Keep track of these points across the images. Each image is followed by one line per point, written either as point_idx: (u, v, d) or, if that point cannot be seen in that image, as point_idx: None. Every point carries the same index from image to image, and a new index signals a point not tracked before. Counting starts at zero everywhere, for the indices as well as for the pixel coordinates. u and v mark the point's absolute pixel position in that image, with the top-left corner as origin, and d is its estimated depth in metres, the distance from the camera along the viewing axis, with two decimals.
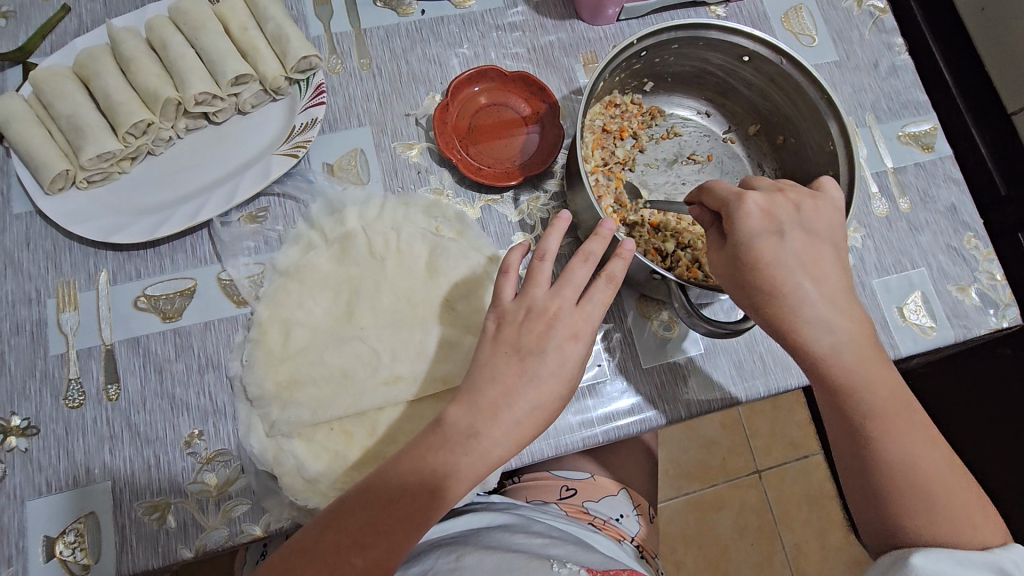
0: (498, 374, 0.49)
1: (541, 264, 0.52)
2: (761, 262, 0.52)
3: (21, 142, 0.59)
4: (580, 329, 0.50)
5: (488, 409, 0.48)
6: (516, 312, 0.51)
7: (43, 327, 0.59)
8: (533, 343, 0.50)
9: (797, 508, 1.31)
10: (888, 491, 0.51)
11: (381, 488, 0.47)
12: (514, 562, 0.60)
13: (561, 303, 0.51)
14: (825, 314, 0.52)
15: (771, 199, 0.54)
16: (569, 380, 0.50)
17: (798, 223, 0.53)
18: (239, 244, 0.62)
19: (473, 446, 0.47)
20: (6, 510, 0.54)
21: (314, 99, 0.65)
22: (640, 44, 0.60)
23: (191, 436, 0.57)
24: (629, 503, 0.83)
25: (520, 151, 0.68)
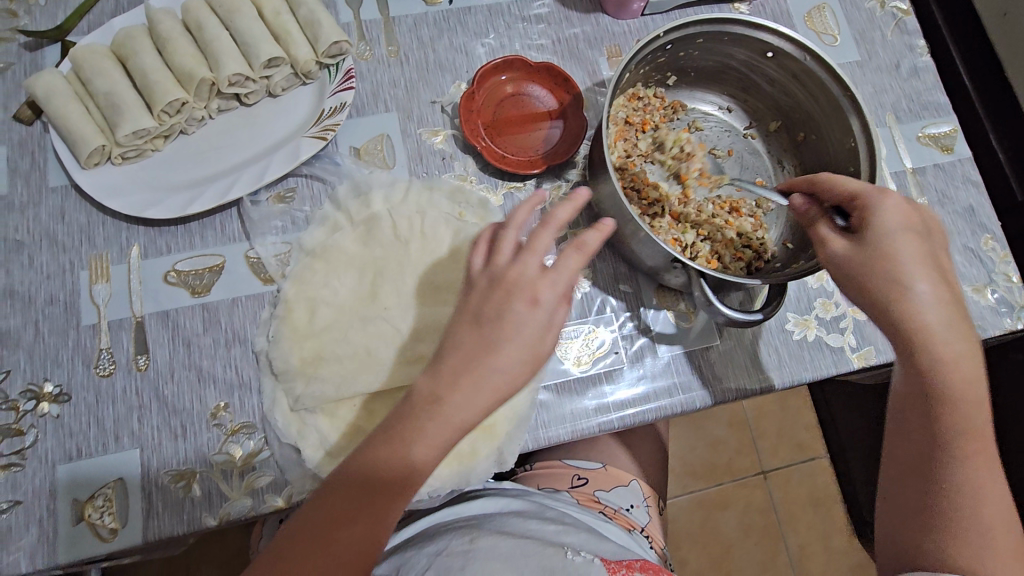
0: (457, 342, 0.48)
1: (506, 233, 0.50)
2: (896, 259, 0.52)
3: (60, 118, 0.60)
4: (540, 294, 0.47)
5: (448, 377, 0.47)
6: (481, 279, 0.49)
7: (75, 298, 0.60)
8: (491, 310, 0.48)
9: (802, 509, 1.32)
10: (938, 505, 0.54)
11: (365, 469, 0.47)
12: (528, 547, 0.61)
13: (521, 270, 0.48)
14: (947, 319, 0.53)
15: (910, 204, 0.54)
16: (533, 347, 0.48)
17: (931, 233, 0.54)
18: (268, 223, 0.64)
19: (439, 419, 0.47)
20: (38, 473, 0.55)
21: (343, 85, 0.66)
22: (666, 37, 0.61)
23: (217, 408, 0.59)
24: (641, 495, 0.84)
25: (543, 141, 0.69)
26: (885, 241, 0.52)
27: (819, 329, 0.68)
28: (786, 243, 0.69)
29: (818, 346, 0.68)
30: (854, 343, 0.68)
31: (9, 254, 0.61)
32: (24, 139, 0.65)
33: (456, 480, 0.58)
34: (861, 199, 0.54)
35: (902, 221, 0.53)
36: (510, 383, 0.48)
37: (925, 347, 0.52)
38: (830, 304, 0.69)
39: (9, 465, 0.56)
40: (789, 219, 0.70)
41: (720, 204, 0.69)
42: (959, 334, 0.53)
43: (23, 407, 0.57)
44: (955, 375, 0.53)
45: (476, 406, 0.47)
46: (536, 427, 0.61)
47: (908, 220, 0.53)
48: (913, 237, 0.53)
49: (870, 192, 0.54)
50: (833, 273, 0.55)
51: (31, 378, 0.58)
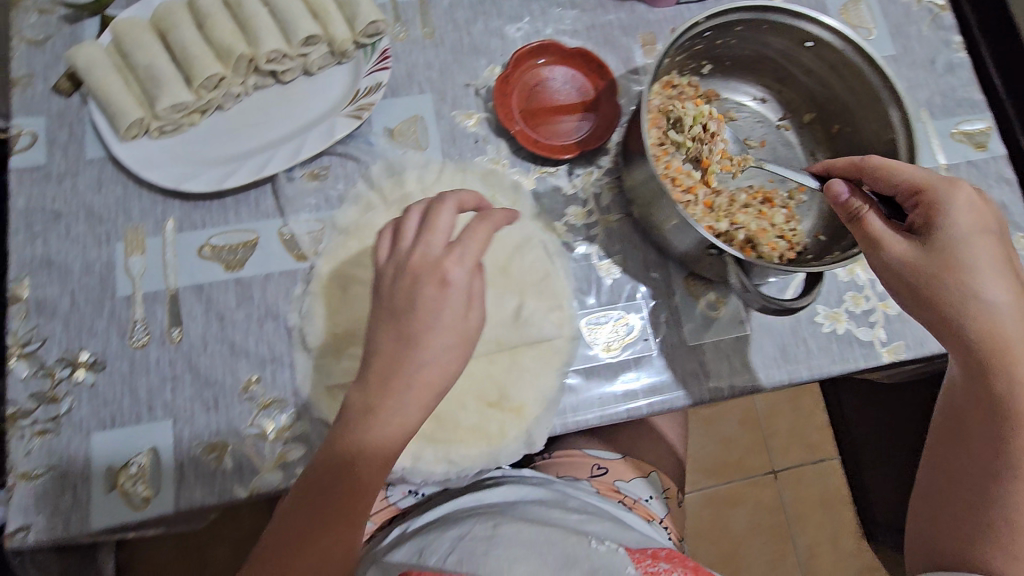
0: (376, 338, 0.48)
1: (406, 222, 0.51)
2: (964, 261, 0.51)
3: (101, 90, 0.61)
4: (448, 273, 0.48)
5: (377, 384, 0.47)
6: (387, 273, 0.50)
7: (111, 268, 0.61)
8: (404, 301, 0.48)
9: (812, 509, 1.31)
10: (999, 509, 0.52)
11: (326, 476, 0.48)
12: (552, 534, 0.60)
13: (425, 253, 0.49)
14: (1023, 321, 0.51)
15: (983, 202, 0.52)
16: (456, 328, 0.49)
17: (1003, 234, 0.53)
18: (302, 200, 0.64)
19: (378, 428, 0.47)
20: (72, 440, 0.56)
21: (378, 65, 0.66)
22: (706, 24, 0.61)
23: (249, 381, 0.59)
24: (659, 486, 0.84)
25: (577, 127, 0.69)
26: (954, 236, 0.51)
27: (849, 323, 0.68)
28: (818, 235, 0.68)
29: (848, 339, 0.67)
30: (884, 337, 0.68)
31: (47, 224, 0.62)
32: (63, 111, 0.65)
33: (485, 460, 0.58)
34: (929, 197, 0.52)
35: (974, 215, 0.51)
36: (442, 373, 0.48)
37: (996, 348, 0.51)
38: (860, 297, 0.69)
39: (44, 431, 0.56)
40: (822, 212, 0.70)
41: (753, 194, 0.68)
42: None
43: (58, 374, 0.58)
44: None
45: (415, 403, 0.47)
46: (564, 412, 0.61)
47: (980, 215, 0.52)
48: (986, 233, 0.52)
49: (941, 185, 0.52)
50: (893, 275, 0.53)
51: (67, 347, 0.59)
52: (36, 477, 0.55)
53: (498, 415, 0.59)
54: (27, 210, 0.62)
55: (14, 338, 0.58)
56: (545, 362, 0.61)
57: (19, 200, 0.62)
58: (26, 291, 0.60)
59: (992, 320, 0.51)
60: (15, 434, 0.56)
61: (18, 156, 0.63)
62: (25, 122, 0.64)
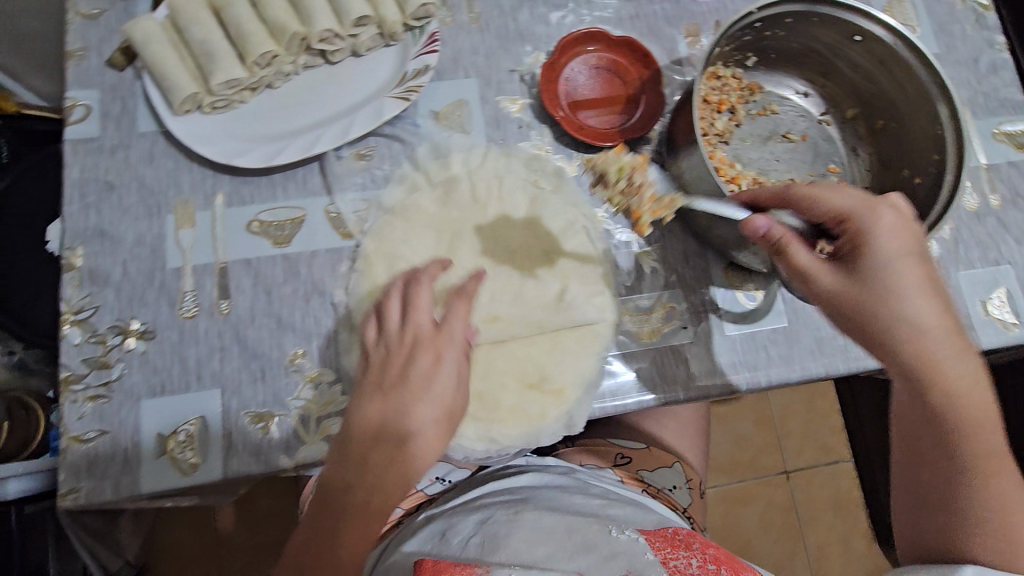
0: (363, 408, 0.52)
1: (392, 300, 0.56)
2: (892, 287, 0.51)
3: (158, 63, 0.62)
4: (440, 352, 0.53)
5: (356, 456, 0.51)
6: (379, 352, 0.54)
7: (161, 240, 0.62)
8: (395, 375, 0.53)
9: (824, 510, 1.32)
10: (972, 520, 0.53)
11: (312, 530, 0.52)
12: (570, 523, 0.59)
13: (417, 329, 0.54)
14: (950, 331, 0.53)
15: (904, 222, 0.53)
16: (441, 400, 0.52)
17: (927, 252, 0.53)
18: (349, 179, 0.65)
19: (352, 502, 0.51)
20: (123, 406, 0.57)
21: (427, 48, 0.67)
22: (758, 14, 0.61)
23: (295, 355, 0.60)
24: (682, 476, 0.84)
25: (621, 115, 0.69)
26: (885, 259, 0.52)
27: None
28: None
29: None
30: None
31: (100, 195, 0.63)
32: (116, 84, 0.66)
33: (524, 440, 0.59)
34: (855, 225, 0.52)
35: (897, 233, 0.52)
36: (426, 443, 0.52)
37: (937, 369, 0.52)
38: None
39: (96, 396, 0.58)
40: None
41: None
42: (964, 344, 0.53)
43: (110, 342, 0.59)
44: (961, 390, 0.52)
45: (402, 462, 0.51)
46: (603, 395, 0.62)
47: (902, 232, 0.52)
48: (914, 249, 0.52)
49: (865, 207, 0.53)
50: (828, 308, 0.54)
51: (119, 315, 0.60)
52: (88, 441, 0.56)
53: (537, 397, 0.60)
54: (80, 181, 0.63)
55: (67, 305, 0.59)
56: (585, 347, 0.61)
57: (73, 171, 0.63)
58: (79, 259, 0.61)
59: (932, 339, 0.52)
60: (68, 398, 0.57)
61: (73, 127, 0.64)
62: (79, 94, 0.65)
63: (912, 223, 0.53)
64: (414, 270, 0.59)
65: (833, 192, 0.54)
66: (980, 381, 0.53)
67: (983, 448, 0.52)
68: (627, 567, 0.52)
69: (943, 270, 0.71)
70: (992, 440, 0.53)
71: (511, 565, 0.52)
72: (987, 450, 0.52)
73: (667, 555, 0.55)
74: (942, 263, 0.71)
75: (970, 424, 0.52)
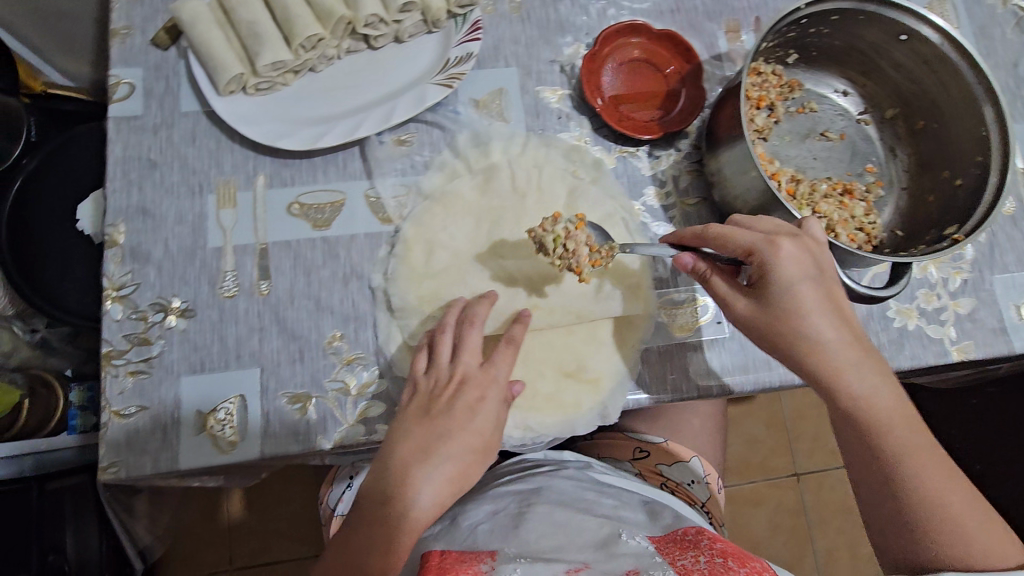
0: (408, 436, 0.54)
1: (443, 335, 0.57)
2: (792, 311, 0.53)
3: (204, 43, 0.62)
4: (485, 393, 0.55)
5: (398, 471, 0.52)
6: (427, 384, 0.56)
7: (203, 220, 0.62)
8: (441, 405, 0.54)
9: (834, 513, 1.31)
10: (915, 519, 0.53)
11: (341, 550, 0.53)
12: (579, 522, 0.57)
13: (465, 368, 0.56)
14: (849, 341, 0.54)
15: (800, 244, 0.54)
16: (481, 433, 0.54)
17: (824, 270, 0.54)
18: (390, 164, 0.65)
19: (388, 514, 0.51)
20: (163, 382, 0.58)
21: (469, 35, 0.67)
22: (805, 10, 0.61)
23: (333, 337, 0.60)
24: (702, 471, 0.81)
25: (660, 109, 0.69)
26: (781, 284, 0.53)
27: (920, 320, 0.68)
28: (895, 230, 0.69)
29: (918, 335, 0.67)
30: (954, 336, 0.68)
31: (142, 172, 0.63)
32: (160, 63, 0.66)
33: (561, 428, 0.60)
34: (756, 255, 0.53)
35: (796, 261, 0.53)
36: (461, 470, 0.53)
37: (841, 384, 0.54)
38: (932, 295, 0.69)
39: (137, 371, 0.58)
40: (899, 209, 0.70)
41: (832, 185, 0.69)
42: (862, 353, 0.55)
43: (151, 318, 0.59)
44: (867, 396, 0.54)
45: (429, 495, 0.52)
46: (637, 387, 0.61)
47: (801, 256, 0.53)
48: (809, 272, 0.53)
49: (762, 239, 0.53)
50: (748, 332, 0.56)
51: (160, 292, 0.60)
52: (128, 416, 0.57)
53: (574, 386, 0.60)
54: (124, 158, 0.63)
55: (109, 281, 0.60)
56: (622, 337, 0.62)
57: (116, 148, 0.63)
58: (122, 236, 0.61)
59: (834, 352, 0.54)
60: (109, 372, 0.58)
61: (117, 105, 0.65)
62: (124, 72, 0.66)
63: (806, 243, 0.54)
64: (466, 308, 0.59)
65: (737, 228, 0.54)
66: (880, 379, 0.55)
67: (903, 444, 0.53)
68: (632, 565, 0.50)
69: (977, 273, 0.70)
70: (907, 433, 0.54)
71: (519, 556, 0.52)
72: (906, 443, 0.54)
73: (676, 556, 0.53)
74: (977, 265, 0.71)
75: (880, 426, 0.54)
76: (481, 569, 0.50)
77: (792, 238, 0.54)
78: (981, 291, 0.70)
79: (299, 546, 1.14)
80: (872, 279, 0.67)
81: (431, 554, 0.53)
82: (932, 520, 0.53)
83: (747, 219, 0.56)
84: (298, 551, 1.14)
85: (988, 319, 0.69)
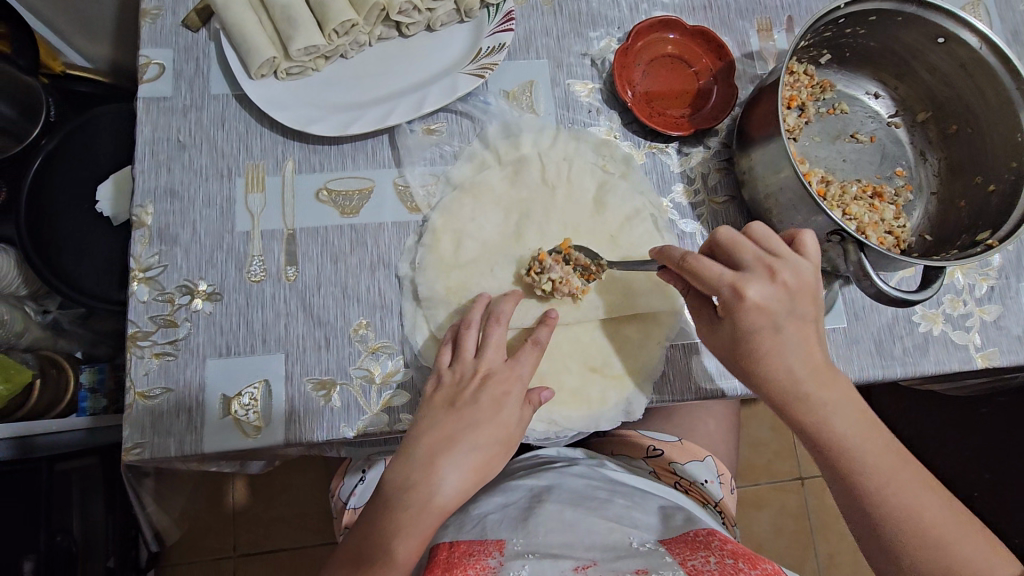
0: (433, 426, 0.53)
1: (468, 331, 0.57)
2: (753, 339, 0.53)
3: (238, 27, 0.62)
4: (512, 388, 0.55)
5: (425, 460, 0.52)
6: (453, 376, 0.55)
7: (231, 204, 0.62)
8: (465, 398, 0.54)
9: (837, 519, 1.27)
10: (888, 534, 0.52)
11: (358, 543, 0.52)
12: (592, 524, 0.56)
13: (489, 364, 0.56)
14: (813, 366, 0.53)
15: (772, 286, 0.52)
16: (506, 425, 0.54)
17: (794, 306, 0.53)
18: (420, 153, 0.65)
19: (413, 500, 0.50)
20: (189, 365, 0.58)
21: (502, 26, 0.66)
22: (844, 10, 0.61)
23: (359, 325, 0.60)
24: (714, 470, 0.77)
25: (690, 105, 0.68)
26: (745, 324, 0.53)
27: (945, 325, 0.67)
28: (924, 235, 0.68)
29: (943, 341, 0.66)
30: (979, 342, 0.66)
31: (171, 154, 0.63)
32: (190, 45, 0.66)
33: (586, 423, 0.60)
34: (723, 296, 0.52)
35: (765, 303, 0.52)
36: (485, 460, 0.53)
37: (804, 407, 0.53)
38: (958, 301, 0.68)
39: (163, 353, 0.58)
40: (928, 213, 0.69)
41: (863, 187, 0.68)
42: (828, 376, 0.54)
43: (178, 301, 0.59)
44: (827, 409, 0.53)
45: (455, 481, 0.51)
46: (662, 385, 0.61)
47: (770, 297, 0.52)
48: (777, 313, 0.52)
49: (734, 279, 0.52)
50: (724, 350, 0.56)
51: (187, 275, 0.60)
52: (154, 397, 0.57)
53: (600, 381, 0.61)
54: (153, 139, 0.63)
55: (137, 262, 0.60)
56: (648, 333, 0.62)
57: (145, 129, 0.63)
58: (149, 218, 0.61)
59: (797, 377, 0.53)
60: (135, 353, 0.57)
61: (147, 86, 0.64)
62: (154, 53, 0.65)
63: (779, 280, 0.52)
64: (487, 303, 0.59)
65: (711, 265, 0.52)
66: (841, 396, 0.53)
67: (869, 461, 0.52)
68: (641, 565, 0.49)
69: (1004, 279, 0.70)
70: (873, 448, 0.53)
71: (528, 553, 0.52)
72: (872, 457, 0.53)
73: (686, 557, 0.50)
74: (1004, 272, 0.70)
75: (845, 443, 0.53)
76: (490, 564, 0.50)
77: (764, 276, 0.52)
78: (1008, 298, 0.69)
79: (300, 534, 1.14)
80: (900, 281, 0.68)
81: (441, 547, 0.55)
82: (907, 535, 0.51)
83: (728, 238, 0.53)
84: (302, 539, 1.14)
85: (1014, 327, 0.68)
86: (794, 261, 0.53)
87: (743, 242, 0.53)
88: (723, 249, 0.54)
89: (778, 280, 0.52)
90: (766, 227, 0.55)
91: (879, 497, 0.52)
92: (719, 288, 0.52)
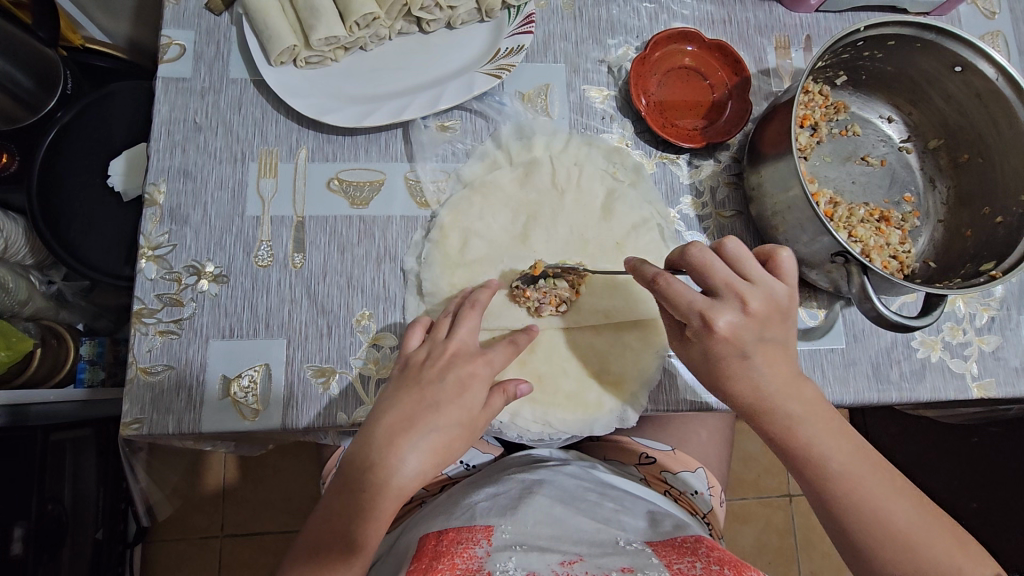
0: (397, 405, 0.53)
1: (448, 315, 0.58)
2: (747, 374, 0.52)
3: (260, 13, 0.62)
4: (473, 371, 0.55)
5: (384, 441, 0.51)
6: (421, 358, 0.55)
7: (242, 187, 0.63)
8: (432, 374, 0.54)
9: (821, 538, 1.27)
10: (856, 532, 0.50)
11: (325, 530, 0.51)
12: (580, 523, 0.56)
13: (460, 344, 0.56)
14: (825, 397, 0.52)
15: (745, 319, 0.51)
16: (469, 409, 0.54)
17: (763, 336, 0.52)
18: (433, 149, 0.66)
19: (373, 480, 0.50)
20: (192, 344, 0.58)
21: (522, 27, 0.66)
22: (862, 33, 0.61)
23: (362, 316, 0.61)
24: (705, 482, 0.77)
25: (705, 119, 0.69)
26: (732, 349, 0.52)
27: (944, 353, 0.67)
28: (928, 261, 0.69)
29: (941, 369, 0.66)
30: (976, 371, 0.67)
31: (186, 135, 0.64)
32: (211, 28, 0.67)
33: (580, 426, 0.60)
34: (693, 326, 0.52)
35: (733, 330, 0.51)
36: (448, 442, 0.53)
37: (776, 418, 0.52)
38: (958, 329, 0.68)
39: (167, 331, 0.58)
40: (934, 240, 0.70)
41: (870, 211, 0.69)
42: (811, 401, 0.53)
43: (184, 281, 0.60)
44: (796, 425, 0.52)
45: (415, 463, 0.51)
46: (656, 393, 0.62)
47: (741, 326, 0.51)
48: (747, 342, 0.52)
49: (703, 307, 0.51)
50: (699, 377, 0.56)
51: (195, 255, 0.61)
52: (155, 373, 0.57)
53: (597, 387, 0.61)
54: (170, 119, 0.64)
55: (147, 240, 0.60)
56: (649, 343, 0.62)
57: (163, 109, 0.64)
58: (161, 196, 0.62)
59: (779, 395, 0.52)
60: (139, 330, 0.58)
61: (167, 65, 0.65)
62: (176, 34, 0.66)
63: (749, 309, 0.51)
64: (472, 292, 0.60)
65: (684, 290, 0.51)
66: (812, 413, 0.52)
67: (837, 465, 0.51)
68: (627, 564, 0.49)
69: (1006, 311, 0.70)
70: (855, 456, 0.51)
71: (515, 544, 0.52)
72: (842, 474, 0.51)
73: (672, 561, 0.50)
74: (1006, 303, 0.70)
75: (821, 448, 0.51)
76: (478, 553, 0.50)
77: (736, 304, 0.51)
78: (1008, 329, 0.69)
79: (285, 520, 1.15)
80: (901, 306, 0.69)
81: (430, 536, 0.55)
82: (875, 534, 0.49)
83: (700, 258, 0.52)
84: (287, 524, 1.14)
85: (1012, 358, 0.68)
86: (767, 286, 0.52)
87: (715, 262, 0.51)
88: (693, 269, 0.52)
89: (750, 311, 0.51)
90: (741, 243, 0.53)
91: (849, 506, 0.50)
92: (691, 317, 0.51)
